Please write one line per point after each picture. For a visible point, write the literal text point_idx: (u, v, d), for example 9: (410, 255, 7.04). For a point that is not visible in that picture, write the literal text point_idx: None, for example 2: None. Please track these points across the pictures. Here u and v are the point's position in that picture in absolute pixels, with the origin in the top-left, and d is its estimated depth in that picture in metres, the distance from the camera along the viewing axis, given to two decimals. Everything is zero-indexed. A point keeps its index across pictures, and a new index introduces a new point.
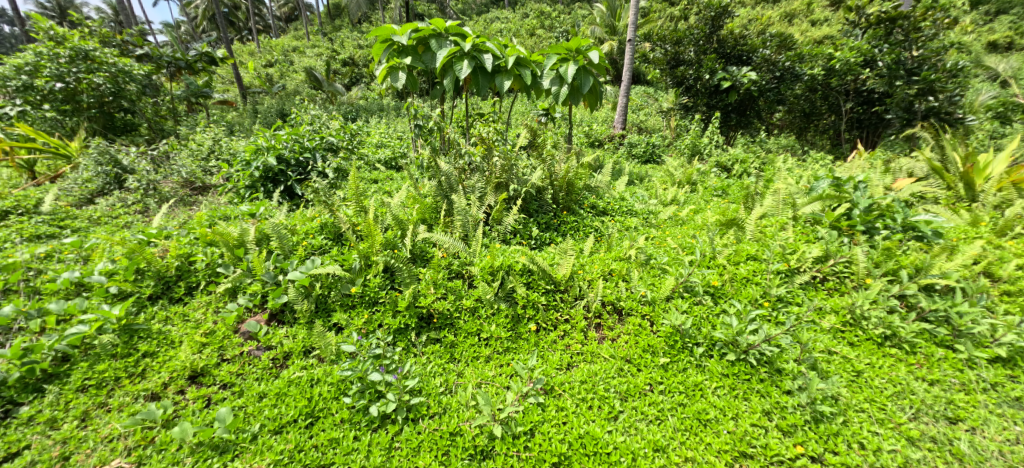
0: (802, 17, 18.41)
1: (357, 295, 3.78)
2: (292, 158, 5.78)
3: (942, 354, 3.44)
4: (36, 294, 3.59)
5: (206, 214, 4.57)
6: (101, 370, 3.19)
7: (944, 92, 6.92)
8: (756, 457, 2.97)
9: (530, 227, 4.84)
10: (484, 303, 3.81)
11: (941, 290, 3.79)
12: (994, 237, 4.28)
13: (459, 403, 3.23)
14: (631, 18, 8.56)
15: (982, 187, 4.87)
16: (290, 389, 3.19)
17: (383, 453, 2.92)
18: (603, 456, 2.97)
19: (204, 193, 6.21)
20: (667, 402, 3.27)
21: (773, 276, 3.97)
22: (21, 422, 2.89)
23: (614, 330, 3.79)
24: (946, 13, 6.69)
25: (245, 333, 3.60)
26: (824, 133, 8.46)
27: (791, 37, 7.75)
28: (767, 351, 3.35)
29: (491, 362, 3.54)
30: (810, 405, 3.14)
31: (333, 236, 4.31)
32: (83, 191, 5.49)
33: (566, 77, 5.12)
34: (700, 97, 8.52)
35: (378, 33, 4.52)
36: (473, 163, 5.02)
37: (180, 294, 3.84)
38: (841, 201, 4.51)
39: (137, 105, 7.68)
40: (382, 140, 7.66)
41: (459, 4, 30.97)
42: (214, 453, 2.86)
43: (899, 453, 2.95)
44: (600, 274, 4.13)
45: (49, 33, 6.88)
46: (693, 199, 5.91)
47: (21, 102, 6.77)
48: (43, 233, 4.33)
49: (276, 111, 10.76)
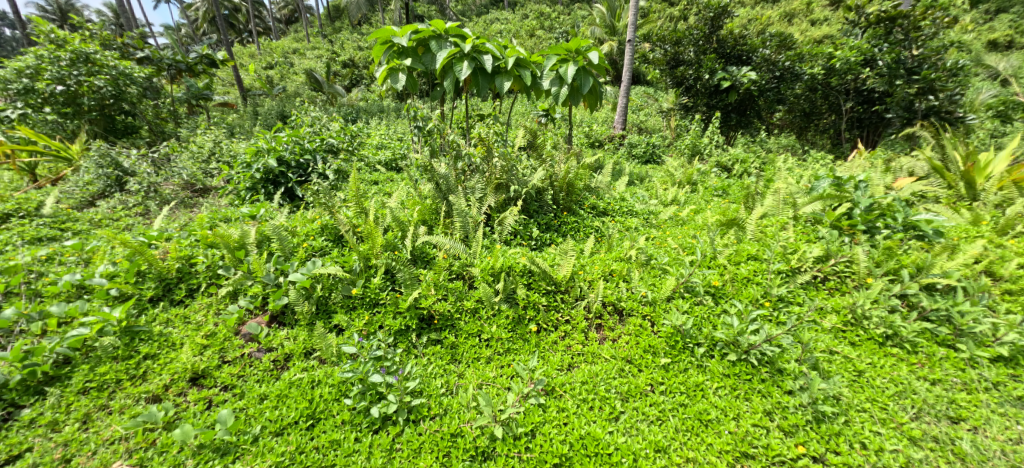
0: (802, 17, 18.34)
1: (358, 296, 3.78)
2: (292, 160, 5.77)
3: (944, 353, 3.43)
4: (37, 296, 3.58)
5: (206, 216, 4.58)
6: (103, 373, 3.19)
7: (944, 91, 6.89)
8: (757, 457, 2.97)
9: (530, 228, 4.84)
10: (485, 304, 3.81)
11: (942, 289, 3.78)
12: (996, 236, 4.26)
13: (460, 404, 3.22)
14: (631, 18, 8.54)
15: (983, 186, 4.88)
16: (291, 391, 3.19)
17: (384, 455, 2.93)
18: (604, 457, 2.96)
19: (204, 195, 6.21)
20: (668, 402, 3.26)
21: (775, 276, 3.97)
22: (22, 425, 2.89)
23: (614, 330, 3.78)
24: (946, 12, 6.66)
25: (246, 335, 3.62)
26: (824, 133, 8.46)
27: (791, 37, 7.76)
28: (769, 351, 3.33)
29: (492, 363, 3.54)
30: (811, 405, 3.14)
31: (333, 237, 4.32)
32: (84, 193, 5.54)
33: (565, 78, 5.12)
34: (700, 97, 8.53)
35: (378, 35, 4.52)
36: (473, 164, 5.03)
37: (180, 297, 3.84)
38: (842, 200, 4.51)
39: (137, 108, 7.70)
40: (382, 141, 7.66)
41: (460, 5, 30.93)
42: (216, 455, 2.86)
43: (901, 454, 2.94)
44: (601, 275, 4.11)
45: (49, 36, 6.93)
46: (694, 200, 5.91)
47: (21, 106, 6.75)
48: (44, 236, 4.34)
49: (276, 113, 10.75)
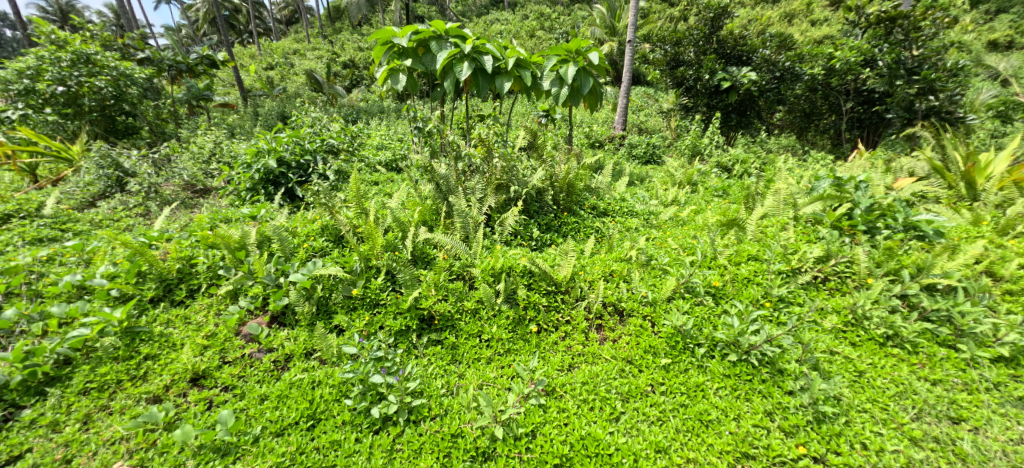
0: (802, 17, 18.35)
1: (358, 297, 3.78)
2: (293, 161, 5.77)
3: (944, 354, 3.43)
4: (37, 297, 3.58)
5: (207, 217, 4.59)
6: (103, 373, 3.20)
7: (944, 92, 6.89)
8: (758, 458, 2.97)
9: (530, 228, 4.84)
10: (486, 304, 3.81)
11: (942, 290, 3.78)
12: (996, 236, 4.25)
13: (461, 405, 3.22)
14: (631, 18, 8.54)
15: (983, 186, 4.88)
16: (291, 392, 3.19)
17: (385, 455, 2.93)
18: (605, 457, 2.96)
19: (205, 196, 6.21)
20: (669, 403, 3.27)
21: (775, 276, 3.96)
22: (22, 425, 2.90)
23: (615, 331, 3.78)
24: (946, 12, 6.66)
25: (247, 336, 3.62)
26: (824, 133, 8.46)
27: (791, 37, 7.77)
28: (769, 351, 3.33)
29: (492, 363, 3.55)
30: (812, 406, 3.14)
31: (334, 238, 4.32)
32: (84, 194, 5.54)
33: (565, 78, 5.13)
34: (700, 97, 8.53)
35: (378, 36, 4.53)
36: (473, 165, 5.03)
37: (181, 297, 3.85)
38: (842, 201, 4.51)
39: (138, 108, 7.71)
40: (382, 142, 7.67)
41: (460, 5, 30.95)
42: (217, 455, 2.86)
43: (902, 454, 2.94)
44: (601, 275, 4.11)
45: (50, 36, 6.96)
46: (694, 200, 5.91)
47: (22, 106, 6.75)
48: (45, 237, 4.35)
49: (276, 114, 10.71)
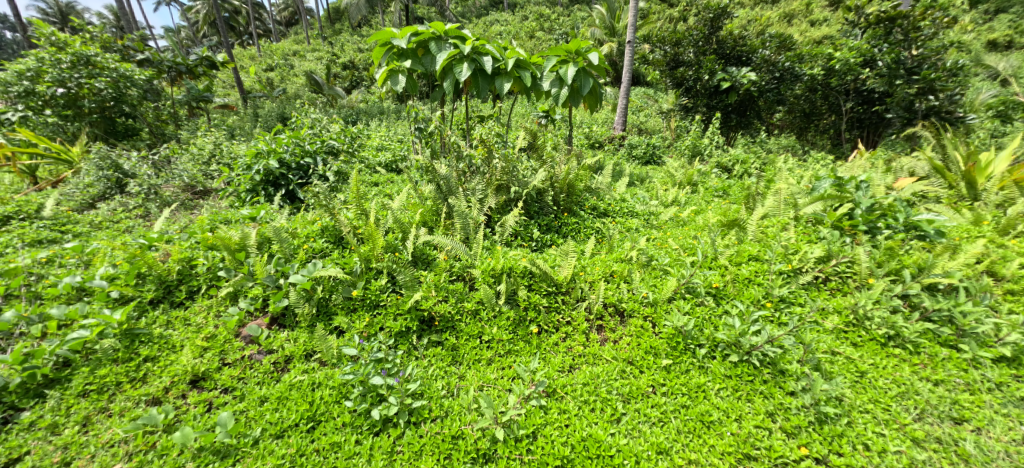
0: (801, 18, 18.21)
1: (358, 298, 3.76)
2: (292, 162, 5.75)
3: (946, 354, 3.42)
4: (37, 299, 3.58)
5: (207, 218, 4.60)
6: (103, 375, 3.18)
7: (944, 91, 6.89)
8: (760, 459, 2.96)
9: (530, 229, 4.84)
10: (486, 305, 3.79)
11: (943, 289, 3.77)
12: (998, 236, 4.22)
13: (461, 406, 3.20)
14: (631, 18, 8.45)
15: (984, 186, 4.86)
16: (291, 394, 3.18)
17: (385, 457, 2.92)
18: (606, 458, 2.95)
19: (204, 197, 6.19)
20: (670, 403, 3.25)
21: (776, 277, 3.95)
22: (22, 428, 2.90)
23: (616, 331, 3.76)
24: (945, 12, 6.68)
25: (246, 337, 3.61)
26: (824, 133, 8.45)
27: (791, 38, 7.79)
28: (771, 352, 3.32)
29: (493, 364, 3.54)
30: (814, 406, 3.14)
31: (333, 239, 4.29)
32: (84, 195, 5.51)
33: (565, 79, 5.11)
34: (700, 97, 8.50)
35: (378, 38, 4.51)
36: (473, 165, 5.02)
37: (181, 298, 3.83)
38: (842, 201, 4.50)
39: (137, 110, 7.74)
40: (382, 143, 7.68)
41: (459, 6, 30.81)
42: (216, 458, 2.85)
43: (905, 455, 2.93)
44: (602, 276, 4.09)
45: (50, 38, 7.03)
46: (694, 201, 5.90)
47: (22, 108, 6.71)
48: (44, 238, 4.34)
49: (276, 115, 10.63)
